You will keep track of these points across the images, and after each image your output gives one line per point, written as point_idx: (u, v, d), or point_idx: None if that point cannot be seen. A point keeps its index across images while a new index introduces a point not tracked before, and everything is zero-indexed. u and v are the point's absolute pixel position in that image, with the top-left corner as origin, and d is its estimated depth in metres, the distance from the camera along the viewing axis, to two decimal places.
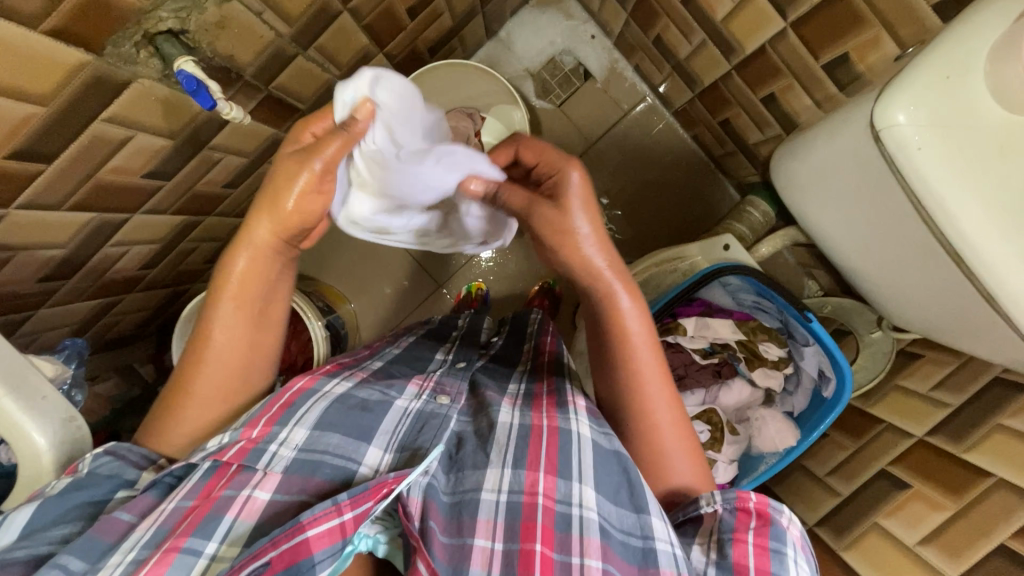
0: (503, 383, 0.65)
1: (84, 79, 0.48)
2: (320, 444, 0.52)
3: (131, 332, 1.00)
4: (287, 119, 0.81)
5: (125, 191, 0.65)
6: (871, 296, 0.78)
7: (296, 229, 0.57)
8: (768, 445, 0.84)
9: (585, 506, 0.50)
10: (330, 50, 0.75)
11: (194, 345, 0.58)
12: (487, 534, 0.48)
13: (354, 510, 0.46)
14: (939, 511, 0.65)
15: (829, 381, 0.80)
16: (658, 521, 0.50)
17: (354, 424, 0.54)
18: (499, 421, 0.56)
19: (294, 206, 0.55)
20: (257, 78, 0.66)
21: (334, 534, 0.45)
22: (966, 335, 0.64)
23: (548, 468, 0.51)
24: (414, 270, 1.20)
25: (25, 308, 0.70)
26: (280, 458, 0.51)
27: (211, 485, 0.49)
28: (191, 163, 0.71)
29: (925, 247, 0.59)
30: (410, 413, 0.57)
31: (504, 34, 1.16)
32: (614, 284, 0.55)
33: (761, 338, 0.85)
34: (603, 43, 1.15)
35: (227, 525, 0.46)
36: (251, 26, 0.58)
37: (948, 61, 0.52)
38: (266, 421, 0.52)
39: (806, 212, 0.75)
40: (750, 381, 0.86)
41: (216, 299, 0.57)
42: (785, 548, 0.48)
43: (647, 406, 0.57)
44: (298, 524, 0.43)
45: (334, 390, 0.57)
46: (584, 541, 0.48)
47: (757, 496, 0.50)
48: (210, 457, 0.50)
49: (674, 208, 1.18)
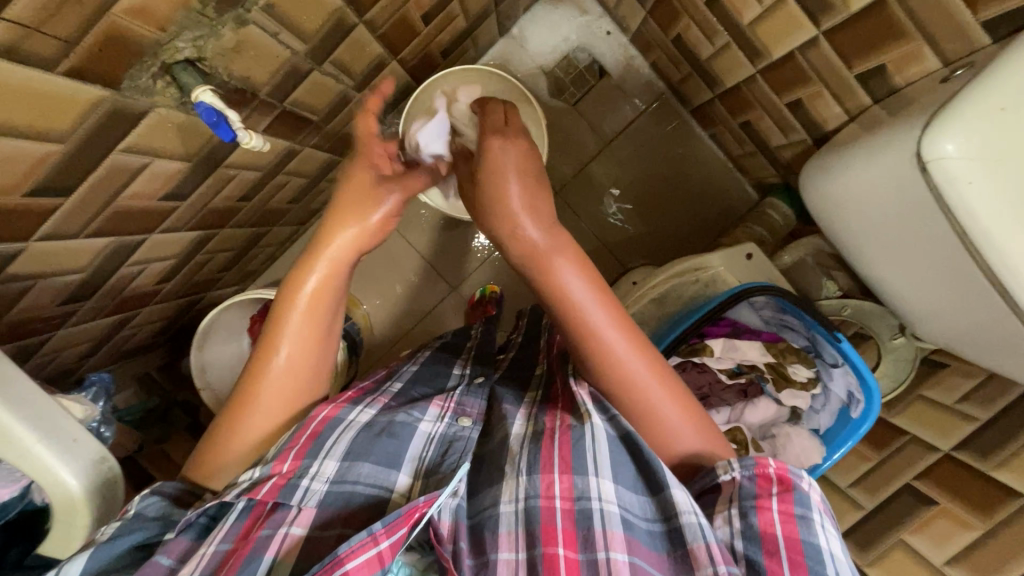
0: (519, 393, 0.66)
1: (102, 113, 0.46)
2: (351, 475, 0.52)
3: (148, 342, 1.00)
4: (301, 132, 0.79)
5: (142, 215, 0.64)
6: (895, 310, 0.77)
7: (372, 238, 0.65)
8: (792, 461, 0.78)
9: (604, 499, 0.49)
10: (346, 64, 0.73)
11: (254, 366, 0.58)
12: (511, 547, 0.49)
13: (389, 539, 0.45)
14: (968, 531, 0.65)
15: (857, 403, 0.77)
16: (679, 494, 0.49)
17: (383, 452, 0.54)
18: (513, 433, 0.57)
19: (355, 236, 0.63)
20: (273, 96, 0.64)
21: (373, 565, 0.45)
22: (995, 353, 0.62)
23: (562, 468, 0.51)
24: (426, 271, 1.20)
25: (45, 331, 0.70)
26: (313, 492, 0.51)
27: (249, 526, 0.49)
28: (206, 182, 0.70)
29: (951, 267, 0.59)
30: (435, 438, 0.57)
31: (517, 31, 1.13)
32: (555, 261, 0.58)
33: (790, 360, 0.81)
34: (619, 39, 1.12)
35: (268, 564, 0.46)
36: (268, 47, 0.56)
37: (1007, 91, 0.50)
38: (295, 454, 0.53)
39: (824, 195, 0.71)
40: (776, 400, 0.80)
41: (286, 313, 0.59)
42: (811, 513, 0.48)
43: (628, 380, 0.56)
44: (337, 558, 0.43)
45: (359, 419, 0.57)
46: (607, 535, 0.47)
47: (776, 462, 0.49)
48: (244, 496, 0.50)
49: (692, 208, 1.17)
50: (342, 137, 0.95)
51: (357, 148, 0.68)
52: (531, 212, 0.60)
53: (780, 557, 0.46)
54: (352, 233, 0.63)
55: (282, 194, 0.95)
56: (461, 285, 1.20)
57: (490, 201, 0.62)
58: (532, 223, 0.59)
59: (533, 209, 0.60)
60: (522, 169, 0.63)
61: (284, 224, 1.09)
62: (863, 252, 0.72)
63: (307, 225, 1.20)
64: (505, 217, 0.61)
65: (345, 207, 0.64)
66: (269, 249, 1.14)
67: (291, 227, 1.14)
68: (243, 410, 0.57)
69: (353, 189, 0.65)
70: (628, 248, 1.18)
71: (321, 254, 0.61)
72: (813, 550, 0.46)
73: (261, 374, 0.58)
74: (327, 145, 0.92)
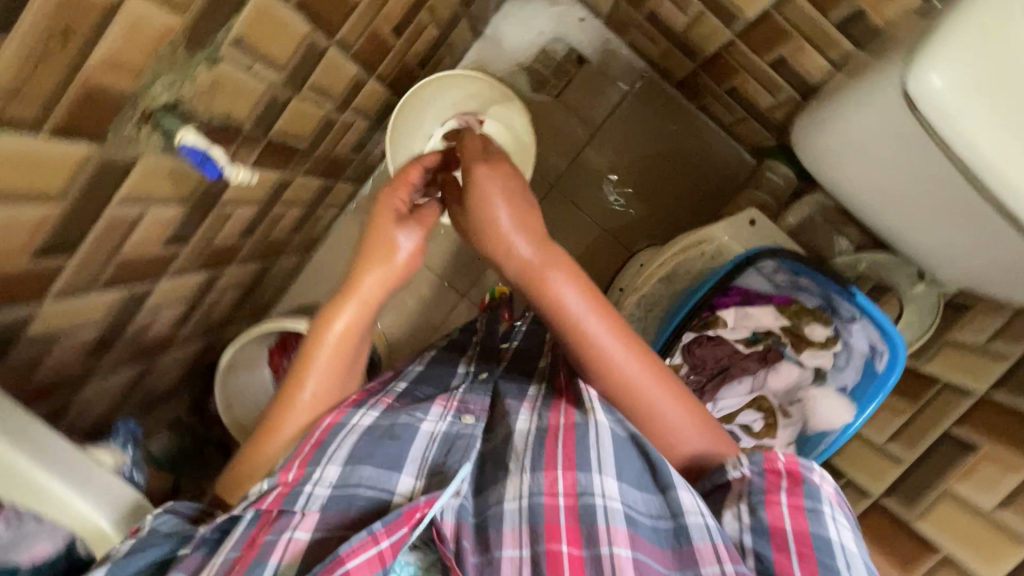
0: (524, 387, 0.68)
1: (92, 168, 0.47)
2: (353, 478, 0.54)
3: (174, 386, 1.02)
4: (290, 161, 0.80)
5: (148, 263, 0.66)
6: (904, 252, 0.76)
7: (398, 278, 0.65)
8: (823, 425, 0.76)
9: (608, 496, 0.52)
10: (327, 89, 0.74)
11: (282, 398, 0.63)
12: (514, 543, 0.51)
13: (390, 538, 0.47)
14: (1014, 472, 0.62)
15: (880, 356, 0.74)
16: (685, 496, 0.51)
17: (384, 454, 0.56)
18: (518, 429, 0.60)
19: (383, 276, 0.63)
20: (257, 129, 0.65)
21: (374, 563, 0.46)
22: (1010, 282, 0.61)
23: (566, 465, 0.54)
24: (434, 282, 1.20)
25: (72, 388, 0.72)
26: (315, 497, 0.53)
27: (255, 534, 0.50)
28: (205, 223, 0.71)
29: (964, 209, 0.57)
30: (437, 437, 0.60)
31: (491, 31, 1.13)
32: (549, 278, 0.58)
33: (805, 320, 0.80)
34: (593, 24, 1.12)
35: (272, 569, 0.47)
36: (245, 82, 0.57)
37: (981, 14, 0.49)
38: (299, 463, 0.55)
39: (821, 156, 0.70)
40: (799, 364, 0.78)
41: (313, 356, 0.63)
42: (820, 506, 0.50)
43: (631, 389, 0.58)
44: (337, 558, 0.45)
45: (361, 421, 0.59)
46: (611, 531, 0.50)
47: (786, 458, 0.52)
48: (251, 507, 0.51)
49: (691, 182, 1.15)
50: (333, 161, 0.96)
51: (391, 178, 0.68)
52: (522, 221, 0.60)
53: (789, 551, 0.48)
54: (377, 276, 0.63)
55: (282, 224, 0.96)
56: (470, 291, 1.20)
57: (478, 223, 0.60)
58: (522, 237, 0.59)
59: (526, 227, 0.60)
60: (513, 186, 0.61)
61: (288, 254, 1.10)
62: (861, 201, 0.71)
63: (312, 251, 1.21)
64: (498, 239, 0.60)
65: (370, 248, 0.64)
66: (278, 280, 1.15)
67: (297, 255, 1.15)
68: (268, 436, 0.61)
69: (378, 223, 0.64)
70: (633, 231, 1.17)
71: (347, 299, 0.64)
72: (823, 543, 0.48)
73: (288, 406, 0.62)
74: (318, 170, 0.93)
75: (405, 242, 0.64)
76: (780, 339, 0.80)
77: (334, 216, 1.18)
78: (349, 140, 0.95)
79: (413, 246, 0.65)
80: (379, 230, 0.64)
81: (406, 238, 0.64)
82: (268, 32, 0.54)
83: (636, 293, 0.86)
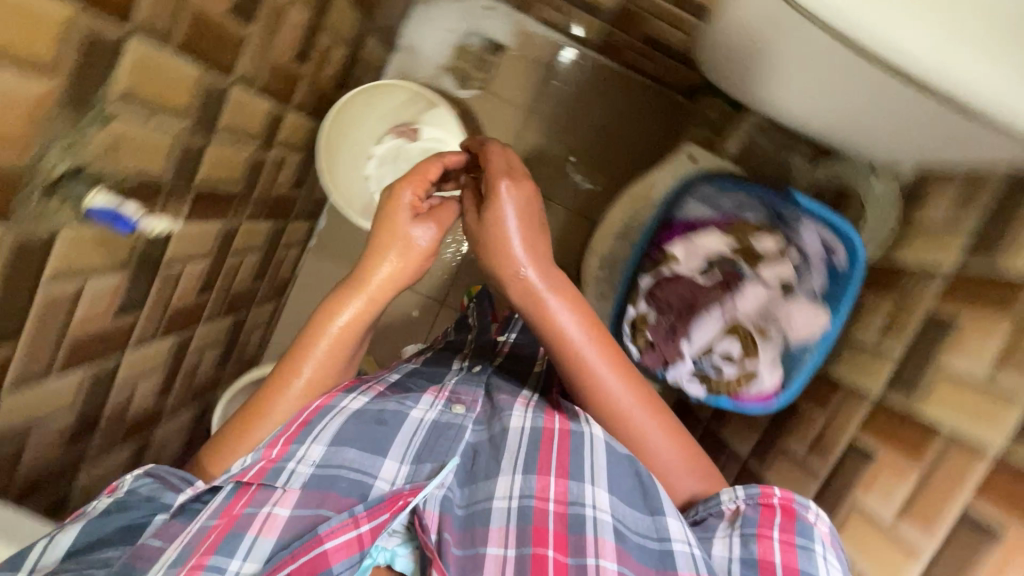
0: (516, 385, 0.73)
1: (9, 248, 0.48)
2: (336, 458, 0.59)
3: (179, 459, 1.02)
4: (229, 208, 0.81)
5: (105, 336, 0.66)
6: (856, 139, 0.77)
7: (414, 270, 0.68)
8: (803, 333, 0.71)
9: (598, 507, 0.56)
10: (243, 129, 0.75)
11: (277, 379, 0.65)
12: (500, 542, 0.55)
13: (370, 523, 0.54)
14: (991, 332, 0.61)
15: (835, 249, 0.71)
16: (674, 523, 0.55)
17: (371, 438, 0.61)
18: (512, 426, 0.63)
19: (389, 274, 0.67)
20: (179, 181, 0.66)
21: (353, 546, 0.54)
22: (955, 130, 0.62)
23: (559, 471, 0.59)
24: (411, 298, 1.20)
25: (65, 478, 0.72)
26: (298, 474, 0.57)
27: (233, 504, 0.55)
28: (155, 286, 0.72)
29: (878, 79, 0.58)
30: (425, 424, 0.64)
31: (406, 42, 1.15)
32: (549, 299, 0.64)
33: (751, 235, 0.78)
34: (501, 10, 1.13)
35: (249, 541, 0.53)
36: (148, 134, 0.57)
37: None
38: (284, 441, 0.58)
39: (753, 70, 0.71)
40: (761, 282, 0.76)
41: (315, 341, 0.65)
42: (812, 544, 0.54)
43: (622, 414, 0.65)
44: (317, 537, 0.53)
45: (350, 405, 0.62)
46: (599, 543, 0.54)
47: (781, 494, 0.56)
48: (233, 479, 0.56)
49: (635, 138, 1.15)
50: (276, 201, 0.96)
51: (410, 171, 0.71)
52: (537, 260, 0.65)
53: None
54: (391, 265, 0.67)
55: (242, 274, 0.97)
56: (448, 299, 1.20)
57: (485, 244, 0.66)
58: (532, 266, 0.65)
59: (531, 250, 0.65)
60: (524, 208, 0.65)
61: (260, 303, 1.11)
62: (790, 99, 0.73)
63: (285, 296, 1.22)
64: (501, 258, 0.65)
65: (381, 244, 0.67)
66: (257, 332, 1.16)
67: (270, 303, 1.15)
68: (258, 412, 0.63)
69: (388, 222, 0.68)
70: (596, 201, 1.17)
71: (359, 292, 0.66)
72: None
73: (283, 389, 0.64)
74: (263, 212, 0.94)
75: (416, 236, 0.68)
76: (734, 262, 0.78)
77: (297, 257, 1.18)
78: (287, 177, 0.96)
79: (430, 241, 0.68)
80: (390, 229, 0.67)
81: (418, 231, 0.68)
82: (156, 81, 0.55)
83: (614, 217, 0.87)
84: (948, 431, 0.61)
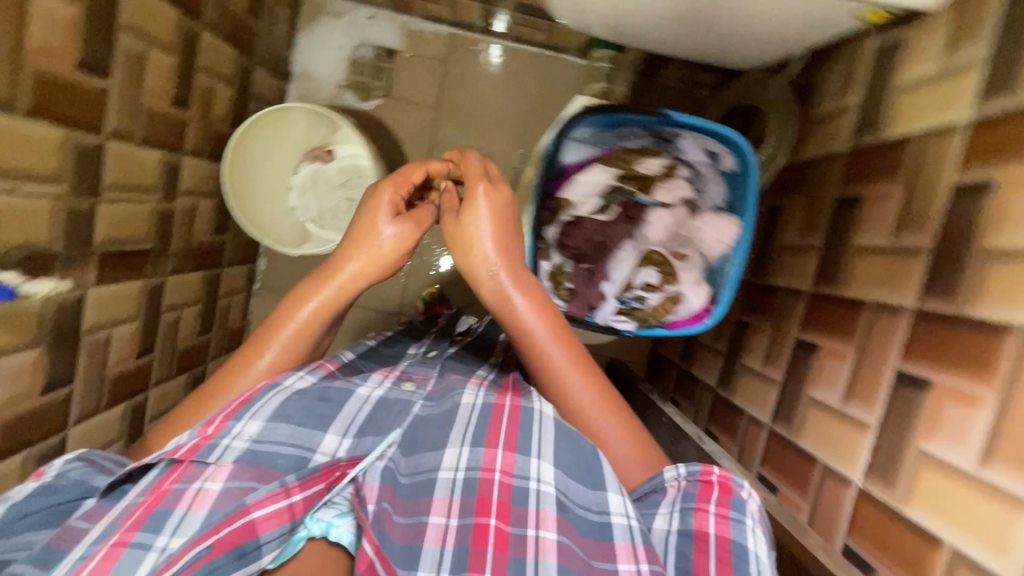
0: (471, 369, 0.73)
1: None
2: (273, 435, 0.55)
3: None
4: (146, 265, 0.81)
5: (38, 415, 0.66)
6: (734, 45, 0.78)
7: (382, 265, 0.67)
8: (717, 246, 0.75)
9: (542, 480, 0.54)
10: (136, 183, 0.75)
11: (242, 357, 0.62)
12: (442, 512, 0.53)
13: (302, 494, 0.52)
14: (886, 200, 0.63)
15: (723, 157, 0.74)
16: (614, 497, 0.54)
17: (317, 416, 0.58)
18: (462, 402, 0.61)
19: (367, 261, 0.66)
20: (73, 246, 0.66)
21: (282, 516, 0.50)
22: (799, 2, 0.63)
23: (506, 445, 0.57)
24: (368, 316, 1.20)
25: None
26: (233, 449, 0.53)
27: (163, 480, 0.51)
28: (83, 356, 0.71)
29: None
30: (371, 400, 0.62)
31: (299, 69, 1.16)
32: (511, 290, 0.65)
33: (634, 160, 0.78)
34: (383, 16, 1.14)
35: (178, 518, 0.48)
36: (21, 204, 0.57)
37: None
38: (221, 418, 0.54)
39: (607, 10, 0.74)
40: (661, 204, 0.77)
41: (284, 322, 0.63)
42: (744, 518, 0.53)
43: (582, 415, 0.61)
44: (243, 507, 0.49)
45: (296, 384, 0.59)
46: (539, 514, 0.52)
47: (720, 471, 0.56)
48: (166, 456, 0.52)
49: (545, 108, 1.17)
50: (200, 250, 0.96)
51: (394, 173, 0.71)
52: (510, 266, 0.66)
53: (708, 551, 0.51)
54: (362, 260, 0.66)
55: (184, 329, 0.96)
56: (403, 308, 1.19)
57: (455, 238, 0.68)
58: (501, 265, 0.66)
59: (498, 243, 0.66)
60: (494, 211, 0.67)
61: (216, 356, 1.10)
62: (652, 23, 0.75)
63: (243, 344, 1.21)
64: (468, 253, 0.67)
65: (361, 235, 0.67)
66: None
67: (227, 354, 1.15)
68: (220, 391, 0.60)
69: (371, 214, 0.68)
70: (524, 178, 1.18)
71: (334, 278, 0.65)
72: (740, 548, 0.51)
73: (244, 369, 0.61)
74: (188, 263, 0.93)
75: (390, 231, 0.67)
76: (627, 191, 0.78)
77: (244, 303, 1.18)
78: (205, 224, 0.96)
79: (399, 241, 0.67)
80: (369, 230, 0.67)
81: (391, 225, 0.67)
82: (14, 149, 0.55)
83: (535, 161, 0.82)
84: (871, 303, 0.61)
